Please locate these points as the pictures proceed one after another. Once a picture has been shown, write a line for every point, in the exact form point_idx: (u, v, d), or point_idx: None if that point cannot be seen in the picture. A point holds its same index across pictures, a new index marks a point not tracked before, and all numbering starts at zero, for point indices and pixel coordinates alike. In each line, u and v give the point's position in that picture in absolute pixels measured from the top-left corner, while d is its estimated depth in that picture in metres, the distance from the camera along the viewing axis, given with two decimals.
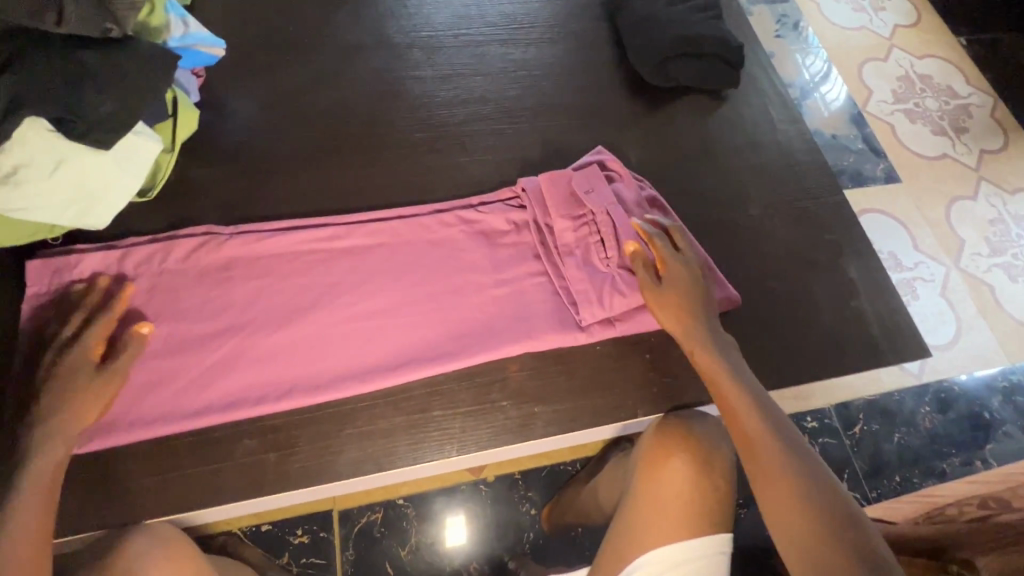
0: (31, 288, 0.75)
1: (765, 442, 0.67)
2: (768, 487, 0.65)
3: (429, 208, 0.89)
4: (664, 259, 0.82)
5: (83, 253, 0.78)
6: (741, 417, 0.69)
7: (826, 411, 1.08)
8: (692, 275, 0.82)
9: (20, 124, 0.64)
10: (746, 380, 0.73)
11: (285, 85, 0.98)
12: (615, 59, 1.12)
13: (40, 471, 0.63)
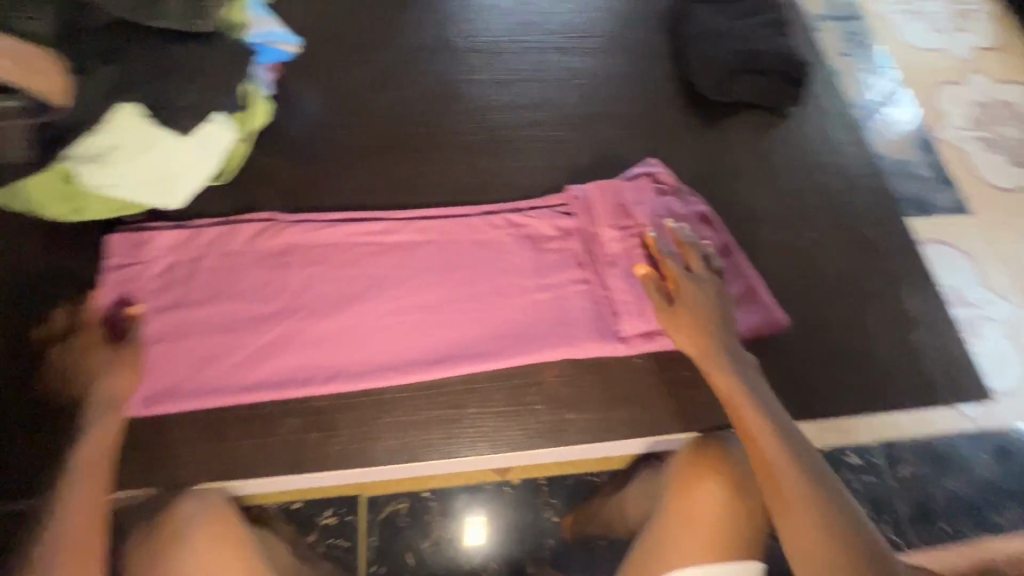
0: (112, 260, 0.82)
1: (789, 475, 0.63)
2: (790, 521, 0.62)
3: (479, 208, 0.91)
4: (675, 278, 0.77)
5: (159, 231, 0.84)
6: (761, 443, 0.65)
7: (874, 448, 0.91)
8: (709, 297, 0.76)
9: (116, 109, 0.72)
10: (764, 399, 0.69)
11: (350, 83, 1.03)
12: (673, 71, 1.11)
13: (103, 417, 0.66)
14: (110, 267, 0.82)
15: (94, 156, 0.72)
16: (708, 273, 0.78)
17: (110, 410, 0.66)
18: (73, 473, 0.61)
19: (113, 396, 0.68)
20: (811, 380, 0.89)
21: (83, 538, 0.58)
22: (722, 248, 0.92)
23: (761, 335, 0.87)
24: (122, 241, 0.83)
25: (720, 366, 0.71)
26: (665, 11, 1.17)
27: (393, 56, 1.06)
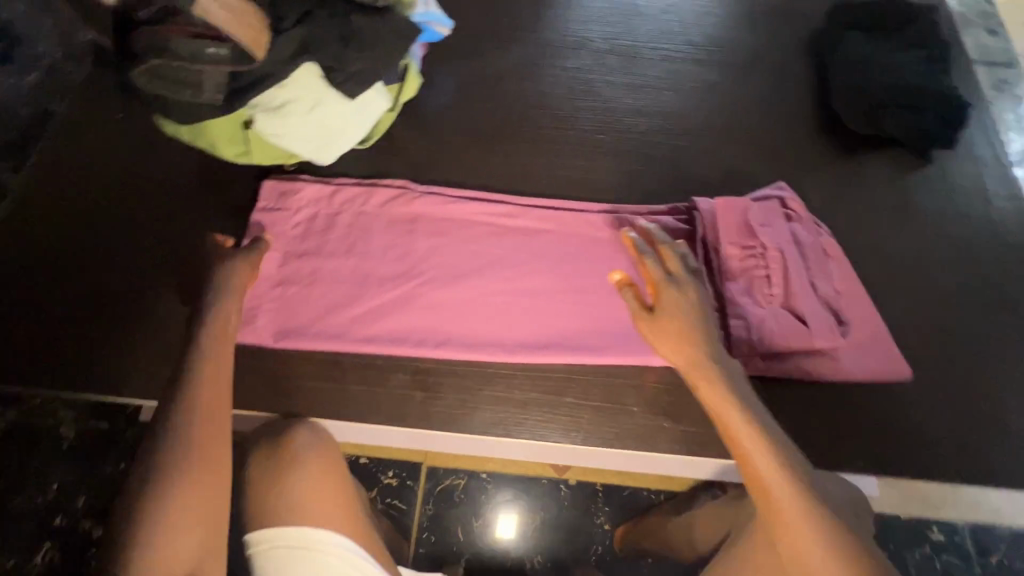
0: (263, 203, 0.90)
1: (792, 510, 0.57)
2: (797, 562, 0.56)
3: (599, 207, 0.93)
4: (656, 285, 0.71)
5: (307, 183, 0.91)
6: (756, 463, 0.60)
7: (963, 528, 0.85)
8: (689, 302, 0.69)
9: (300, 68, 0.79)
10: (759, 414, 0.63)
11: (490, 69, 1.06)
12: (813, 97, 1.08)
13: (217, 322, 0.70)
14: (261, 209, 0.90)
15: (273, 107, 0.80)
16: (689, 274, 0.72)
17: (230, 311, 0.72)
18: (196, 370, 0.66)
19: (232, 299, 0.72)
20: (923, 437, 0.84)
21: (214, 420, 0.64)
22: (846, 284, 0.89)
23: (877, 381, 0.85)
24: (274, 188, 0.91)
25: (708, 374, 0.66)
26: (813, 34, 1.14)
27: (533, 48, 1.09)
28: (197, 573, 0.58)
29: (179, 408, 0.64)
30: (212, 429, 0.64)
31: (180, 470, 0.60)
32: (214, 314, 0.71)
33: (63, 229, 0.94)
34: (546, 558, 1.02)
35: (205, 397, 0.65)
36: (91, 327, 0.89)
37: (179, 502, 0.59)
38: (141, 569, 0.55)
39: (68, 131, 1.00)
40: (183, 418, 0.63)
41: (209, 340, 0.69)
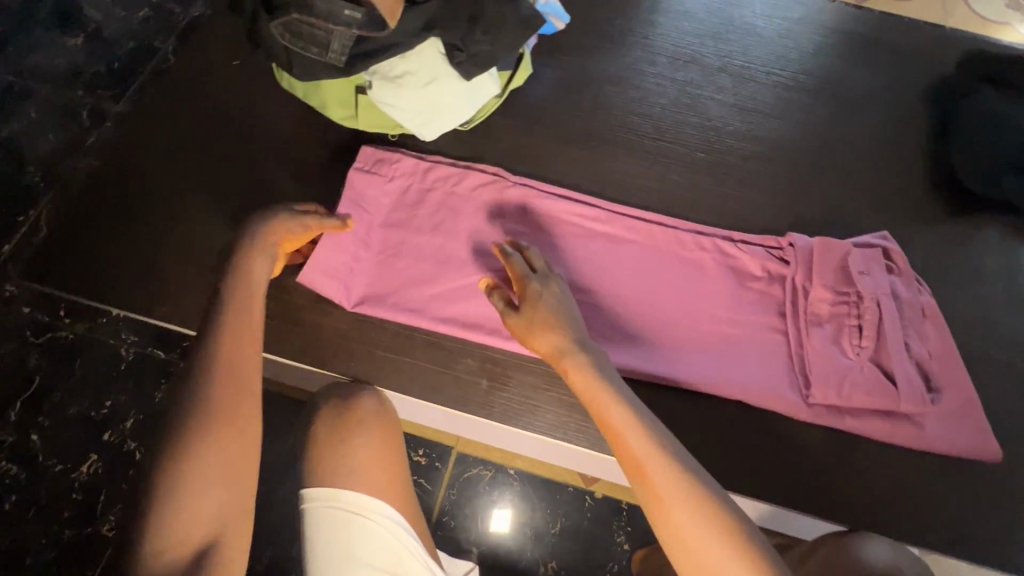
0: (356, 167, 0.91)
1: (674, 493, 0.57)
2: (677, 538, 0.56)
3: (690, 226, 0.91)
4: (522, 282, 0.76)
5: (403, 155, 0.92)
6: (628, 441, 0.62)
7: None
8: (554, 298, 0.75)
9: (424, 41, 0.80)
10: (629, 397, 0.66)
11: (596, 69, 1.05)
12: (930, 148, 1.02)
13: (240, 279, 0.68)
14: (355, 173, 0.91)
15: (390, 76, 0.83)
16: (550, 270, 0.78)
17: (258, 262, 0.70)
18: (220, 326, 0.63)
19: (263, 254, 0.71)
20: (1009, 526, 0.78)
21: (232, 365, 0.61)
22: (940, 348, 0.84)
23: (963, 456, 0.80)
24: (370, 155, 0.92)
25: (580, 363, 0.69)
26: (939, 82, 1.07)
27: (643, 54, 1.06)
28: (217, 541, 0.54)
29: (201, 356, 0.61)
30: (229, 377, 0.60)
31: (199, 421, 0.57)
32: (243, 266, 0.69)
33: (163, 162, 0.97)
34: (560, 564, 1.12)
35: (225, 343, 0.62)
36: (172, 260, 0.91)
37: (199, 455, 0.55)
38: (155, 530, 0.51)
39: (183, 70, 1.04)
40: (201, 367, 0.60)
41: (236, 290, 0.67)
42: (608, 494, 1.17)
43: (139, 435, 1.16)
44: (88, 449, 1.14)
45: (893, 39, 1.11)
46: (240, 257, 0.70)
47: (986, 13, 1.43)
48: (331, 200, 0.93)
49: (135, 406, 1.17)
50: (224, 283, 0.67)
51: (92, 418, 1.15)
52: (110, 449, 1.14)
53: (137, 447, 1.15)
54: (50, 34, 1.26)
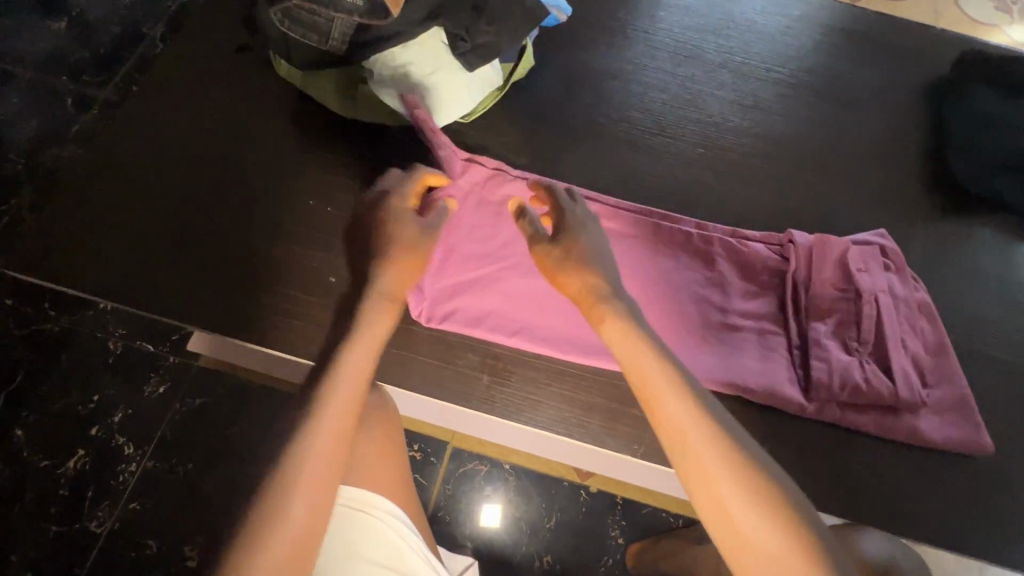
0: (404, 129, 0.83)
1: (716, 458, 0.58)
2: (717, 500, 0.58)
3: (690, 222, 0.91)
4: (560, 213, 0.79)
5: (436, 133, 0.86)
6: (665, 402, 0.62)
7: None
8: (589, 227, 0.77)
9: (428, 31, 0.80)
10: (666, 354, 0.66)
11: (596, 62, 1.04)
12: (926, 147, 1.03)
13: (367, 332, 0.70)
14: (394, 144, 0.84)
15: (392, 67, 0.82)
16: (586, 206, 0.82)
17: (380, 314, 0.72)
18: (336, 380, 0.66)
19: (381, 309, 0.73)
20: (1000, 520, 0.79)
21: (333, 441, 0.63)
22: (937, 345, 0.85)
23: (956, 451, 0.81)
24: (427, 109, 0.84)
25: (616, 317, 0.68)
26: (934, 81, 1.08)
27: (643, 48, 1.06)
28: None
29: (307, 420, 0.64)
30: (329, 455, 0.62)
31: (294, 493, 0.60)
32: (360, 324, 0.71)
33: (154, 152, 0.95)
34: (555, 559, 1.12)
35: (332, 415, 0.64)
36: (164, 251, 0.89)
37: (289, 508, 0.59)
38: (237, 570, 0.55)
39: (176, 56, 1.02)
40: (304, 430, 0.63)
41: (353, 352, 0.69)
42: (603, 488, 1.17)
43: (128, 430, 1.15)
44: (76, 444, 1.13)
45: (889, 39, 1.12)
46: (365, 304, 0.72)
47: (976, 14, 1.45)
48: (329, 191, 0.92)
49: (124, 401, 1.17)
50: (346, 341, 0.70)
51: (80, 414, 1.15)
52: (98, 444, 1.14)
53: (126, 442, 1.14)
54: (33, 17, 1.22)
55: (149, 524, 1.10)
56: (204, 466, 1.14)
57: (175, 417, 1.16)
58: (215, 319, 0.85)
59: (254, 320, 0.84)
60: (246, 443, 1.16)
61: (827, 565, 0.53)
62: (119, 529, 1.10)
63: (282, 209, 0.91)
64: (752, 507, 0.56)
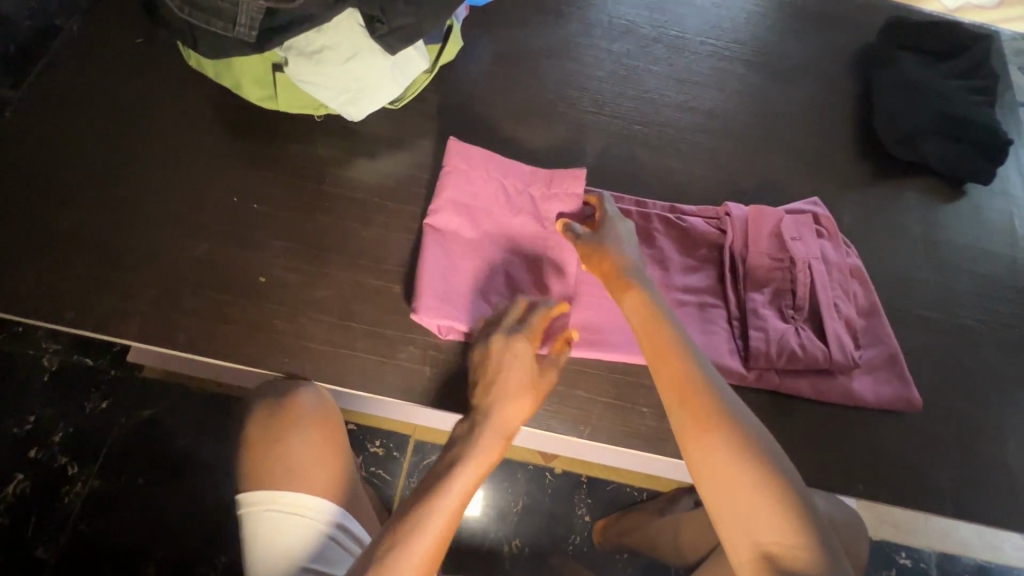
0: (450, 157, 0.86)
1: (709, 414, 0.62)
2: (701, 446, 0.62)
3: (630, 200, 0.91)
4: (601, 222, 0.81)
5: (454, 149, 0.86)
6: (669, 359, 0.66)
7: (922, 553, 1.17)
8: (627, 233, 0.80)
9: (342, 13, 0.77)
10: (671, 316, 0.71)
11: (530, 41, 1.02)
12: (856, 114, 1.05)
13: (477, 460, 0.69)
14: (445, 169, 0.86)
15: (307, 52, 0.79)
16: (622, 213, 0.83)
17: (490, 449, 0.70)
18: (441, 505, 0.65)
19: (496, 433, 0.71)
20: (927, 470, 0.83)
21: (434, 551, 0.63)
22: (868, 309, 0.88)
23: (887, 408, 0.84)
24: (579, 174, 0.85)
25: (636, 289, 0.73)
26: (863, 49, 1.10)
27: (578, 25, 1.04)
28: None
29: (406, 522, 0.64)
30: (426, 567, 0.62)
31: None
32: (477, 445, 0.70)
33: (62, 152, 0.88)
34: (523, 542, 1.13)
35: (435, 526, 0.64)
36: (79, 257, 0.83)
37: None
38: None
39: (80, 49, 0.95)
40: (409, 530, 0.63)
41: (462, 476, 0.68)
42: (568, 469, 1.18)
43: (69, 449, 1.10)
44: (14, 468, 1.08)
45: (821, 8, 1.13)
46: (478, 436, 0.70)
47: None
48: (254, 187, 0.88)
49: (63, 419, 1.11)
50: (462, 466, 0.68)
51: (17, 436, 1.09)
52: (37, 467, 1.09)
53: (68, 462, 1.10)
54: None
55: (99, 545, 1.06)
56: (152, 480, 1.10)
57: (120, 432, 1.12)
58: (137, 328, 0.80)
59: (178, 326, 0.80)
60: (197, 453, 1.12)
61: (793, 498, 0.59)
62: (67, 554, 1.05)
63: (205, 208, 0.86)
64: (737, 448, 0.60)
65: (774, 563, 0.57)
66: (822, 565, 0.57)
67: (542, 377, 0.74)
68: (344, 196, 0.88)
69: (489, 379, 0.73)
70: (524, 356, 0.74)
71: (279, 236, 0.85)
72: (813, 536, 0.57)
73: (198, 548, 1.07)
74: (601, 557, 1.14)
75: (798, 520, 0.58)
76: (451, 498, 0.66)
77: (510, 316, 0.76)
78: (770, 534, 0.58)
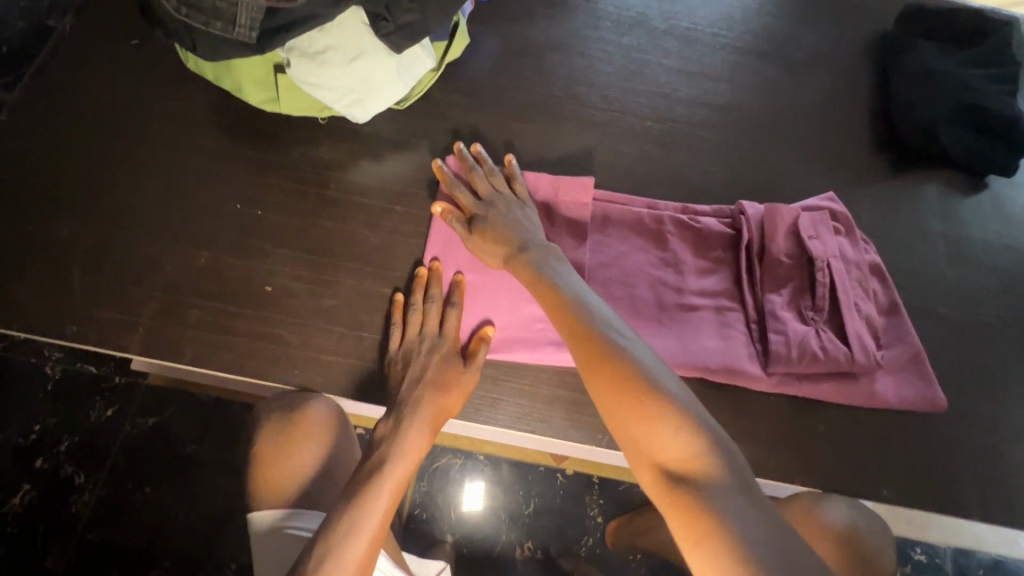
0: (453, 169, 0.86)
1: (593, 348, 0.66)
2: (593, 378, 0.65)
3: (642, 202, 0.89)
4: (469, 209, 0.80)
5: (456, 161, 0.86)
6: (553, 304, 0.71)
7: (938, 549, 1.16)
8: (501, 215, 0.79)
9: (345, 11, 0.74)
10: (557, 269, 0.74)
11: (537, 36, 0.99)
12: (873, 106, 1.02)
13: (404, 460, 0.70)
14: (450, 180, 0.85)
15: (309, 53, 0.76)
16: (494, 192, 0.81)
17: (415, 449, 0.72)
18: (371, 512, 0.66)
19: (419, 432, 0.72)
20: (952, 473, 0.82)
21: (367, 552, 0.65)
22: (888, 308, 0.86)
23: (911, 409, 0.83)
24: (584, 181, 0.87)
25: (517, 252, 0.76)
26: (879, 38, 1.07)
27: (586, 18, 1.01)
28: None
29: (336, 529, 0.65)
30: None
31: None
32: (402, 444, 0.71)
33: (59, 158, 0.86)
34: (535, 545, 1.12)
35: (366, 530, 0.65)
36: (79, 266, 0.81)
37: None
38: None
39: (74, 51, 0.92)
40: (345, 535, 0.64)
41: (388, 482, 0.69)
42: (579, 469, 1.17)
43: (75, 458, 1.09)
44: (20, 478, 1.07)
45: None
46: (402, 438, 0.71)
47: None
48: (256, 193, 0.85)
49: (68, 429, 1.10)
50: (390, 468, 0.70)
51: (22, 447, 1.08)
52: (43, 478, 1.07)
53: (75, 471, 1.08)
54: None
55: (108, 555, 1.05)
56: (160, 488, 1.08)
57: (125, 441, 1.10)
58: (141, 340, 0.78)
59: (183, 338, 0.78)
60: (204, 460, 1.10)
61: (677, 410, 0.60)
62: (76, 564, 1.04)
63: (206, 214, 0.84)
64: (625, 377, 0.63)
65: (675, 479, 0.58)
66: (715, 466, 0.57)
67: (467, 373, 0.75)
68: (349, 201, 0.86)
69: (408, 382, 0.74)
70: (442, 358, 0.75)
71: (283, 243, 0.83)
72: (707, 444, 0.58)
73: (206, 558, 1.05)
74: (614, 559, 1.12)
75: (686, 431, 0.59)
76: (383, 496, 0.67)
77: (428, 323, 0.77)
78: (667, 451, 0.59)
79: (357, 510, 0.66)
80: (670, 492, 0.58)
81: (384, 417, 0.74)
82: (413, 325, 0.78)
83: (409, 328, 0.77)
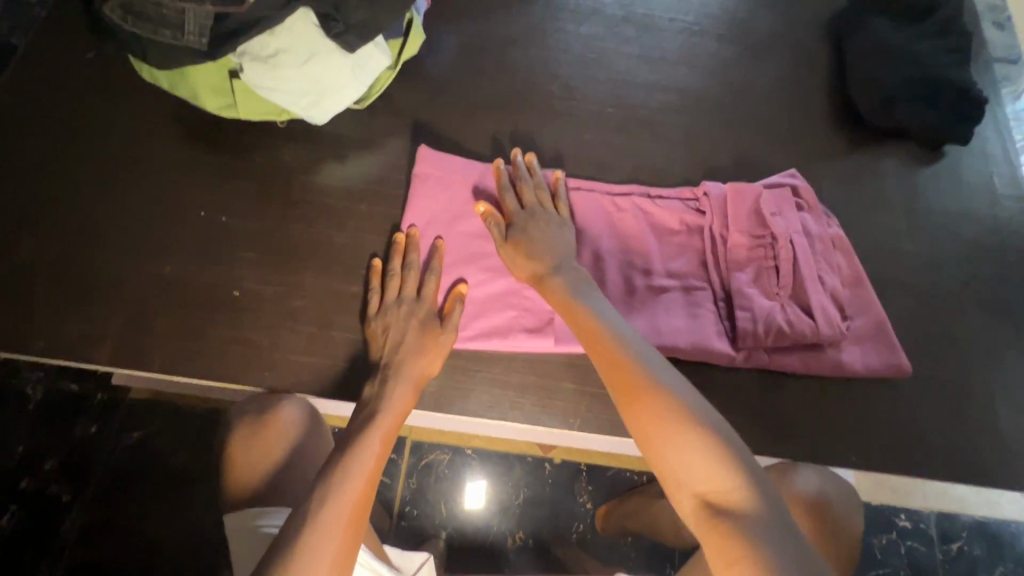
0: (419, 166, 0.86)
1: (630, 374, 0.66)
2: (628, 403, 0.64)
3: (606, 188, 0.90)
4: (511, 215, 0.82)
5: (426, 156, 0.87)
6: (588, 330, 0.71)
7: (921, 515, 1.18)
8: (542, 229, 0.80)
9: (295, 13, 0.74)
10: (584, 293, 0.75)
11: (496, 30, 1.00)
12: (830, 83, 1.04)
13: (391, 409, 0.71)
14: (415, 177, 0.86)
15: (261, 57, 0.76)
16: (540, 206, 0.83)
17: (403, 399, 0.72)
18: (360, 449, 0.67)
19: (404, 390, 0.73)
20: (919, 438, 0.83)
21: (365, 494, 0.65)
22: (852, 279, 0.87)
23: (878, 377, 0.84)
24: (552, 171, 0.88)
25: (539, 253, 0.79)
26: (834, 17, 1.09)
27: (544, 10, 1.02)
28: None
29: (335, 475, 0.65)
30: (358, 509, 0.63)
31: (317, 530, 0.60)
32: (391, 396, 0.72)
33: (18, 175, 0.85)
34: (526, 534, 1.13)
35: (362, 472, 0.65)
36: (44, 283, 0.80)
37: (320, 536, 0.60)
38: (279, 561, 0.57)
39: (28, 68, 0.91)
40: (339, 476, 0.64)
41: (374, 431, 0.69)
42: (566, 458, 1.18)
43: None
44: None
45: None
46: (387, 387, 0.73)
47: None
48: (218, 200, 0.85)
49: None
50: (379, 414, 0.71)
51: None
52: None
53: None
54: None
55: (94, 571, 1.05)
56: (147, 501, 1.09)
57: (112, 456, 1.10)
58: (109, 352, 0.78)
59: (152, 347, 0.78)
60: (189, 471, 1.11)
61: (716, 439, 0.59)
62: None
63: (170, 224, 0.84)
64: (661, 403, 0.63)
65: (709, 507, 0.57)
66: (753, 496, 0.56)
67: (445, 336, 0.77)
68: (314, 202, 0.86)
69: (390, 345, 0.75)
70: (421, 321, 0.77)
71: (249, 248, 0.83)
72: (745, 477, 0.58)
73: (199, 569, 1.06)
74: (604, 544, 1.14)
75: (725, 460, 0.58)
76: (375, 440, 0.68)
77: (407, 287, 0.79)
78: (705, 480, 0.58)
79: (349, 456, 0.66)
80: (706, 518, 0.57)
81: (369, 379, 0.75)
82: (392, 287, 0.79)
83: (387, 292, 0.79)
